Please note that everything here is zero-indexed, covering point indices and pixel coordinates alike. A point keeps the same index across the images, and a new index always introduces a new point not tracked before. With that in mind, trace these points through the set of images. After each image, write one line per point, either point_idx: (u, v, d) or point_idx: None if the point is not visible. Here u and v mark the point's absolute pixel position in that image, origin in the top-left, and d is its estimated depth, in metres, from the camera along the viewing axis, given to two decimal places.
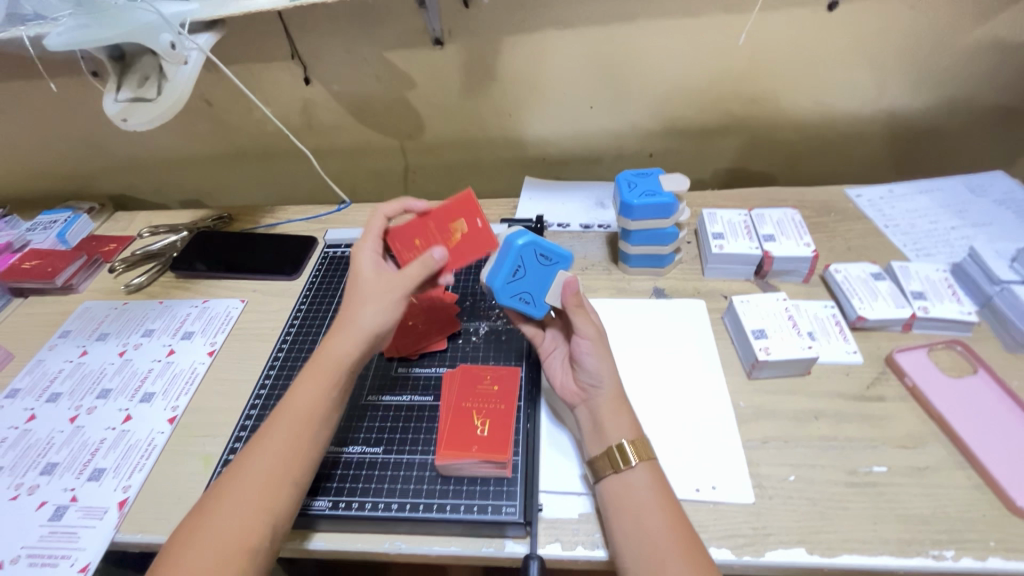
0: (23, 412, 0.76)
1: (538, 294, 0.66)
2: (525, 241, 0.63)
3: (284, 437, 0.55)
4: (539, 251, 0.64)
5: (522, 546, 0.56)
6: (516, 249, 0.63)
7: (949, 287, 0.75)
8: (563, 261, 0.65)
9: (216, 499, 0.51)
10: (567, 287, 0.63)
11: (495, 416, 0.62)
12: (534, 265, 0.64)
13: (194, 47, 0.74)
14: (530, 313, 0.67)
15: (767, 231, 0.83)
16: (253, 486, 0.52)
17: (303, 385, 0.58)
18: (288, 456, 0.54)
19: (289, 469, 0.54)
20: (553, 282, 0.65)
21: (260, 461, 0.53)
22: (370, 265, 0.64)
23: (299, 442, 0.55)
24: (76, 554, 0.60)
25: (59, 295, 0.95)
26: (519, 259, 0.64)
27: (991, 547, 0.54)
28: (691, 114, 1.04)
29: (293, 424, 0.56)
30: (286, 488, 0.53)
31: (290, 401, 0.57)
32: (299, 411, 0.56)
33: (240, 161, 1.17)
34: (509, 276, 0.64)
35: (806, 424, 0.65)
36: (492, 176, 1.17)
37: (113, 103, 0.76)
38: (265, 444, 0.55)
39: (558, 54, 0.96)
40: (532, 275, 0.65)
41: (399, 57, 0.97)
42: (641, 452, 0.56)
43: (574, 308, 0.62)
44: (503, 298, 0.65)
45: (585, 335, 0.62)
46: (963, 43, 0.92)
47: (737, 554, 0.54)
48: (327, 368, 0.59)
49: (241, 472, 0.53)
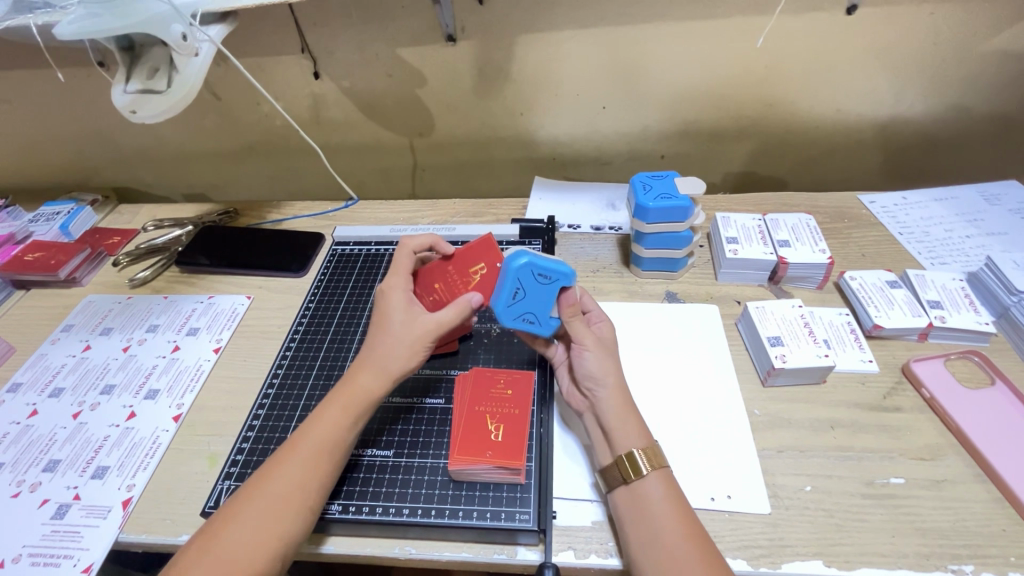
0: (25, 408, 0.74)
1: (543, 314, 0.62)
2: (522, 261, 0.60)
3: (304, 462, 0.54)
4: (536, 270, 0.60)
5: (534, 553, 0.55)
6: (514, 270, 0.60)
7: (966, 297, 0.74)
8: (564, 277, 0.61)
9: (230, 508, 0.51)
10: (565, 300, 0.62)
11: (511, 422, 0.61)
12: (535, 285, 0.61)
13: (206, 39, 0.73)
14: (537, 332, 0.64)
15: (782, 236, 0.82)
16: (267, 506, 0.51)
17: (328, 412, 0.57)
18: (307, 481, 0.53)
19: (306, 495, 0.52)
20: (555, 299, 0.62)
21: (278, 483, 0.52)
22: (402, 302, 0.63)
23: (320, 471, 0.54)
24: (79, 554, 0.59)
25: (62, 288, 0.94)
26: (518, 280, 0.60)
27: (1011, 562, 0.53)
28: (705, 117, 1.03)
29: (315, 449, 0.55)
30: (301, 514, 0.52)
31: (314, 426, 0.56)
32: (320, 439, 0.55)
33: (247, 155, 1.15)
34: (510, 299, 0.61)
35: (822, 434, 0.64)
36: (502, 176, 1.16)
37: (121, 94, 0.74)
38: (284, 466, 0.54)
39: (572, 53, 0.94)
40: (534, 295, 0.61)
41: (411, 53, 0.96)
42: (654, 461, 0.55)
43: (569, 318, 0.63)
44: (506, 322, 0.62)
45: (581, 342, 0.62)
46: (981, 51, 0.92)
47: (753, 565, 0.54)
48: (354, 399, 0.58)
49: (257, 490, 0.52)
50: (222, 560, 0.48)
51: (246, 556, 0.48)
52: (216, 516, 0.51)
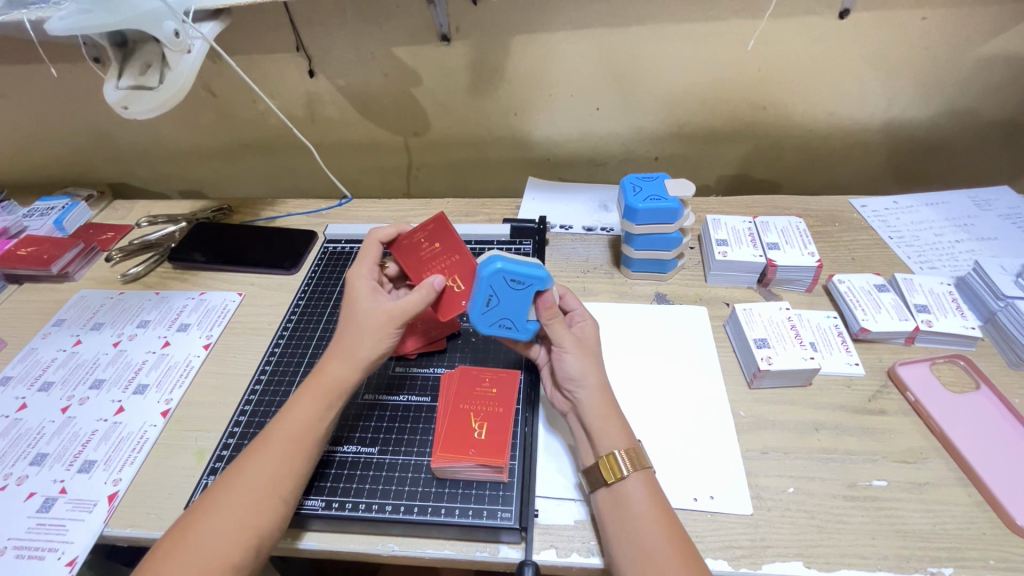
0: (15, 401, 0.75)
1: (519, 318, 0.63)
2: (494, 268, 0.60)
3: (277, 451, 0.54)
4: (509, 276, 0.61)
5: (516, 551, 0.55)
6: (483, 279, 0.61)
7: (953, 302, 0.75)
8: (539, 281, 0.61)
9: (206, 504, 0.51)
10: (543, 310, 0.60)
11: (493, 420, 0.61)
12: (507, 290, 0.61)
13: (199, 36, 0.74)
14: (517, 337, 0.65)
15: (772, 239, 0.83)
16: (245, 497, 0.51)
17: (300, 402, 0.58)
18: (280, 469, 0.53)
19: (280, 484, 0.53)
20: (531, 304, 0.62)
21: (251, 472, 0.53)
22: (367, 290, 0.63)
23: (292, 460, 0.54)
24: (64, 547, 0.59)
25: (55, 283, 0.94)
26: (490, 288, 0.61)
27: (990, 565, 0.53)
28: (698, 119, 1.03)
29: (288, 439, 0.55)
30: (275, 503, 0.52)
31: (286, 416, 0.57)
32: (293, 429, 0.56)
33: (242, 152, 1.16)
34: (484, 306, 0.62)
35: (807, 436, 0.64)
36: (496, 175, 1.16)
37: (113, 90, 0.74)
38: (257, 455, 0.54)
39: (566, 54, 0.95)
40: (509, 300, 0.62)
41: (406, 53, 0.96)
42: (636, 462, 0.55)
43: (548, 319, 0.62)
44: (481, 328, 0.63)
45: (561, 345, 0.62)
46: (973, 56, 0.92)
47: (733, 565, 0.54)
48: (324, 387, 0.58)
49: (233, 482, 0.52)
50: (199, 552, 0.48)
51: (223, 547, 0.48)
52: (194, 509, 0.51)
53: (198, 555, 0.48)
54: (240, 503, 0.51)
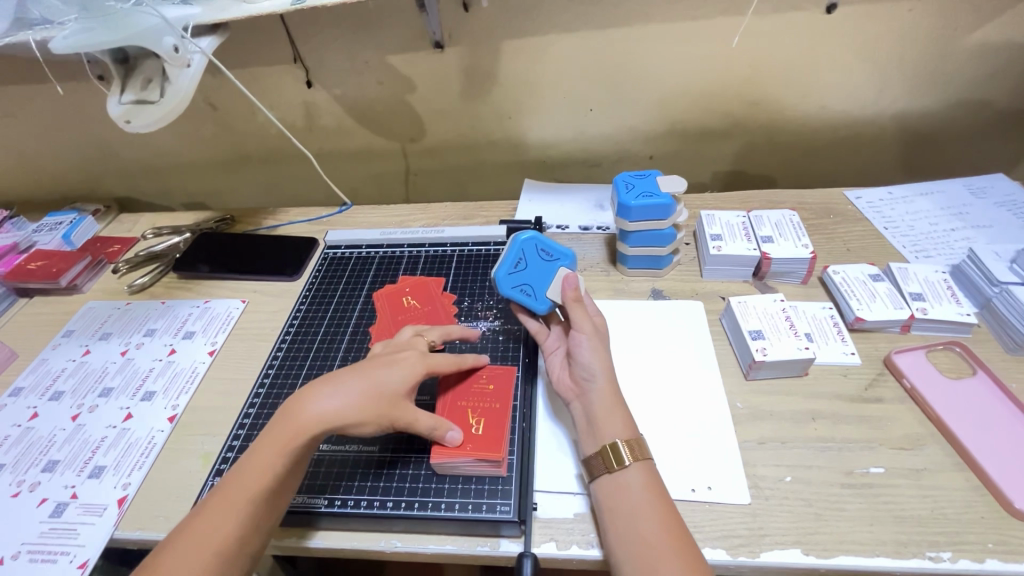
0: (26, 410, 0.77)
1: (540, 288, 0.68)
2: (530, 235, 0.69)
3: (243, 505, 0.52)
4: (542, 246, 0.70)
5: (516, 545, 0.56)
6: (519, 242, 0.69)
7: (948, 288, 0.75)
8: (564, 258, 0.70)
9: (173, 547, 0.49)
10: (567, 282, 0.67)
11: (489, 416, 0.62)
12: (537, 258, 0.69)
13: (198, 50, 0.75)
14: (531, 307, 0.68)
15: (765, 233, 0.83)
16: (207, 549, 0.49)
17: (260, 451, 0.54)
18: (244, 523, 0.51)
19: (245, 540, 0.51)
20: (553, 278, 0.69)
21: (218, 524, 0.50)
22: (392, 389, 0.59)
23: (257, 513, 0.52)
24: (76, 550, 0.60)
25: (64, 295, 0.97)
26: (521, 251, 0.69)
27: (988, 549, 0.53)
28: (691, 117, 1.04)
29: (253, 490, 0.52)
30: (239, 560, 0.50)
31: (248, 465, 0.54)
32: (257, 480, 0.53)
33: (243, 163, 1.18)
34: (512, 267, 0.68)
35: (803, 425, 0.65)
36: (493, 179, 1.17)
37: (116, 105, 0.77)
38: (211, 509, 0.51)
39: (557, 57, 0.96)
40: (534, 267, 0.69)
41: (400, 61, 0.98)
42: (636, 451, 0.56)
43: (572, 302, 0.66)
44: (505, 288, 0.67)
45: (580, 329, 0.63)
46: (962, 46, 0.92)
47: (731, 554, 0.54)
48: (288, 437, 0.55)
49: (197, 530, 0.50)
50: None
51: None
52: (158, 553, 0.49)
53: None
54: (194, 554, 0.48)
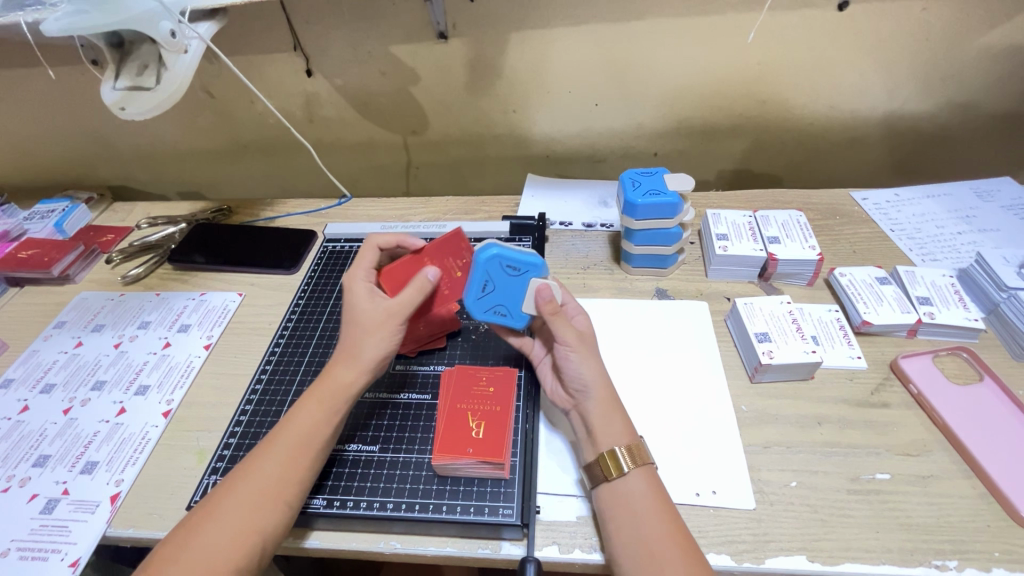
0: (17, 403, 0.75)
1: (514, 306, 0.65)
2: (490, 254, 0.61)
3: (280, 460, 0.54)
4: (505, 262, 0.62)
5: (519, 548, 0.55)
6: (480, 264, 0.62)
7: (955, 293, 0.74)
8: (534, 268, 0.63)
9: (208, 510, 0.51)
10: (539, 295, 0.61)
11: (493, 420, 0.60)
12: (503, 276, 0.63)
13: (195, 35, 0.73)
14: (511, 325, 0.66)
15: (772, 233, 0.82)
16: (246, 503, 0.51)
17: (306, 405, 0.58)
18: (286, 474, 0.53)
19: (283, 490, 0.53)
20: (525, 291, 0.63)
21: (257, 476, 0.53)
22: (364, 291, 0.63)
23: (295, 464, 0.54)
24: (67, 548, 0.59)
25: (56, 285, 0.95)
26: (486, 273, 0.62)
27: (995, 558, 0.53)
28: (698, 113, 1.03)
29: (294, 443, 0.55)
30: (279, 509, 0.52)
31: (291, 420, 0.57)
32: (299, 434, 0.56)
33: (240, 152, 1.16)
34: (480, 291, 0.63)
35: (809, 430, 0.64)
36: (496, 173, 1.16)
37: (110, 91, 0.74)
38: (264, 457, 0.54)
39: (563, 50, 0.94)
40: (503, 287, 0.63)
41: (403, 50, 0.96)
42: (637, 458, 0.55)
43: (550, 316, 0.61)
44: (477, 314, 0.65)
45: (565, 342, 0.60)
46: (974, 47, 0.91)
47: (736, 560, 0.54)
48: (330, 391, 0.58)
49: (235, 486, 0.52)
50: (200, 556, 0.48)
51: (226, 550, 0.48)
52: (202, 506, 0.52)
53: (200, 558, 0.48)
54: (239, 504, 0.51)
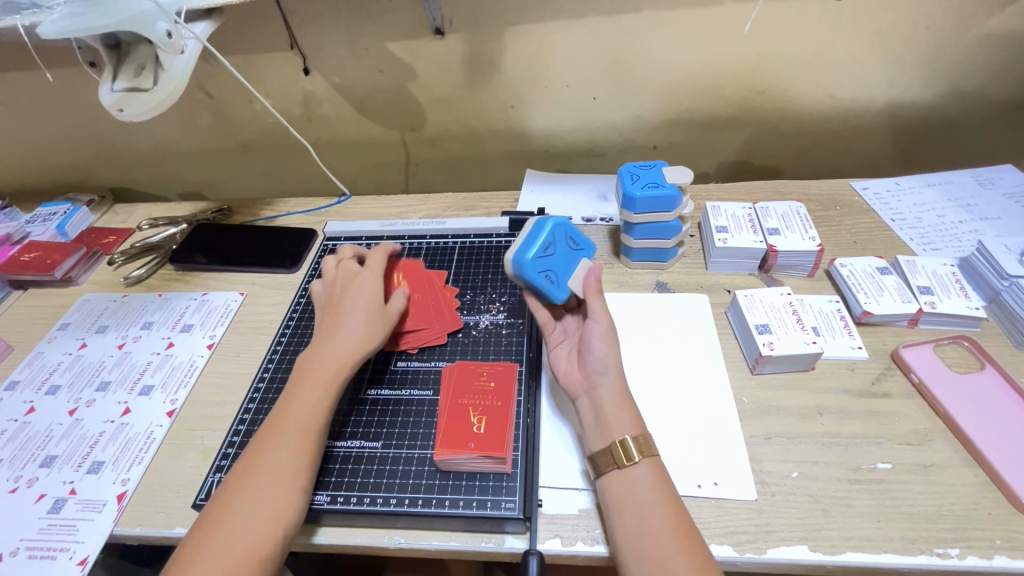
0: (23, 404, 0.75)
1: (562, 275, 0.65)
2: (563, 221, 0.67)
3: (290, 447, 0.55)
4: (569, 234, 0.67)
5: (522, 541, 0.55)
6: (551, 225, 0.65)
7: (957, 282, 0.74)
8: (587, 249, 0.69)
9: (225, 503, 0.52)
10: (591, 273, 0.66)
11: (489, 412, 0.61)
12: (566, 245, 0.67)
13: (191, 36, 0.74)
14: (551, 296, 0.64)
15: (772, 225, 0.82)
16: (263, 489, 0.52)
17: (302, 391, 0.59)
18: (296, 457, 0.55)
19: (296, 475, 0.54)
20: (577, 266, 0.67)
21: (269, 463, 0.54)
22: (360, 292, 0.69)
23: (304, 449, 0.56)
24: (76, 547, 0.60)
25: (59, 287, 0.95)
26: (553, 236, 0.65)
27: (997, 546, 0.53)
28: (697, 105, 1.02)
29: (299, 428, 0.57)
30: (296, 493, 0.53)
31: (292, 407, 0.58)
32: (302, 420, 0.57)
33: (239, 152, 1.16)
34: (539, 251, 0.63)
35: (810, 420, 0.64)
36: (495, 169, 1.16)
37: (108, 93, 0.75)
38: (273, 446, 0.55)
39: (561, 45, 0.94)
40: (562, 254, 0.66)
41: (400, 47, 0.96)
42: (644, 448, 0.55)
43: (592, 293, 0.64)
44: (530, 270, 0.62)
45: (597, 320, 0.62)
46: (974, 34, 0.91)
47: (738, 551, 0.54)
48: (325, 375, 0.61)
49: (249, 476, 0.53)
50: (224, 546, 0.48)
51: (249, 539, 0.49)
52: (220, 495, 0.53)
53: (223, 548, 0.48)
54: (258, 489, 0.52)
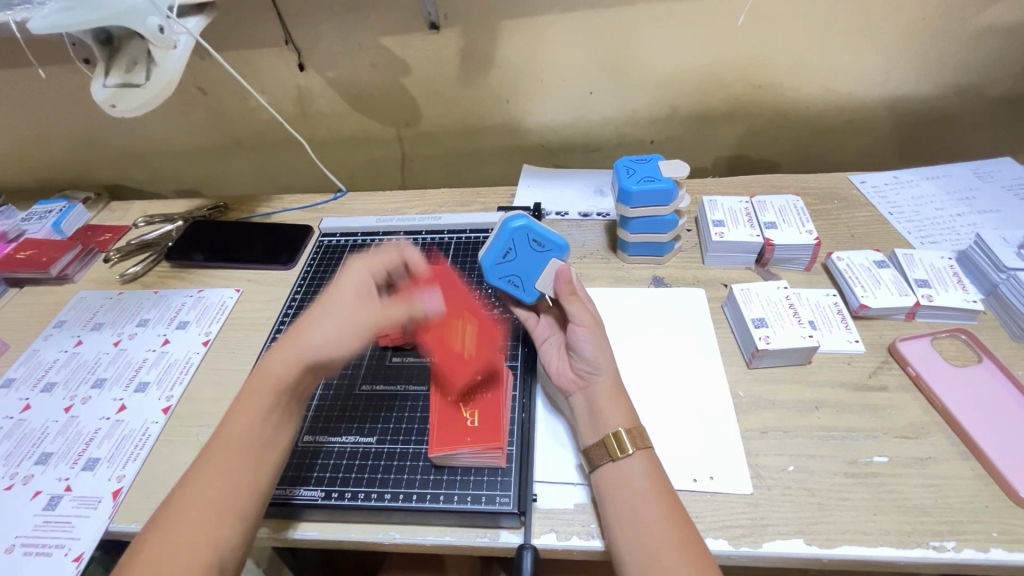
0: (18, 402, 0.75)
1: (528, 279, 0.65)
2: (520, 224, 0.63)
3: (224, 468, 0.50)
4: (532, 235, 0.64)
5: (516, 536, 0.55)
6: (509, 230, 0.63)
7: (954, 275, 0.74)
8: (558, 249, 0.64)
9: (149, 539, 0.46)
10: (560, 276, 0.63)
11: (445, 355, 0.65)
12: (529, 249, 0.64)
13: (183, 31, 0.74)
14: (518, 297, 0.67)
15: (769, 218, 0.82)
16: (192, 523, 0.46)
17: (241, 407, 0.53)
18: (233, 482, 0.49)
19: (232, 503, 0.48)
20: (543, 270, 0.65)
21: (201, 491, 0.48)
22: (357, 281, 0.60)
23: (242, 471, 0.50)
24: (71, 543, 0.60)
25: (54, 285, 0.95)
26: (511, 241, 0.64)
27: (993, 538, 0.53)
28: (693, 99, 1.02)
29: (234, 447, 0.51)
30: (230, 521, 0.48)
31: (226, 427, 0.52)
32: (239, 440, 0.51)
33: (235, 149, 1.16)
34: (501, 257, 0.64)
35: (806, 414, 0.64)
36: (492, 165, 1.15)
37: (100, 89, 0.74)
38: (201, 472, 0.49)
39: (556, 39, 0.94)
40: (526, 258, 0.65)
41: (395, 42, 0.95)
42: (638, 441, 0.55)
43: (568, 297, 0.62)
44: (492, 278, 0.65)
45: (579, 321, 0.61)
46: (972, 26, 0.90)
47: (733, 544, 0.54)
48: (269, 386, 0.54)
49: (177, 507, 0.47)
50: None
51: None
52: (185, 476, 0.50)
53: None
54: (214, 473, 0.49)
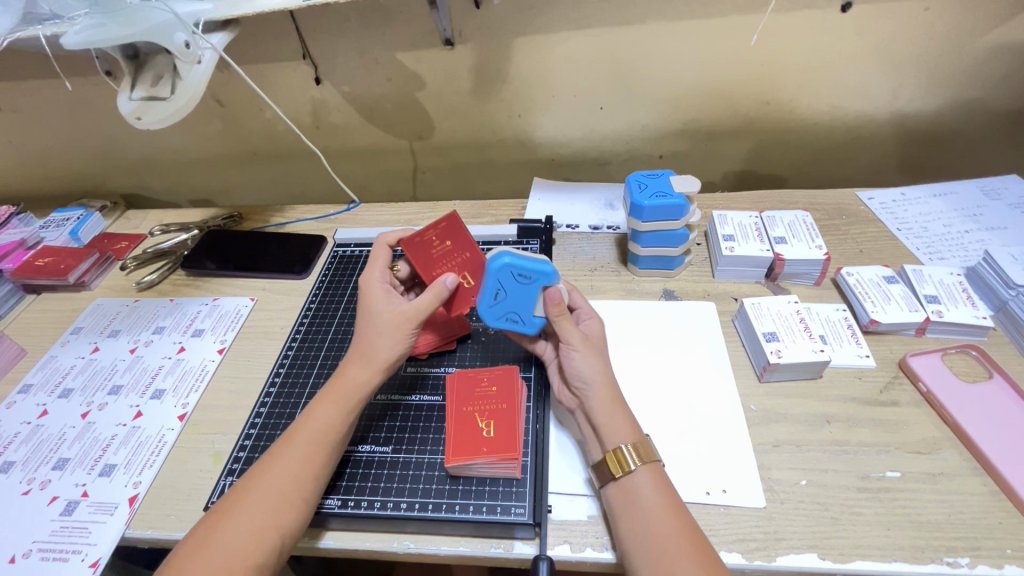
0: (36, 408, 0.76)
1: (525, 311, 0.65)
2: (501, 262, 0.62)
3: (300, 455, 0.55)
4: (516, 270, 0.63)
5: (530, 547, 0.56)
6: (492, 272, 0.63)
7: (963, 291, 0.74)
8: (545, 276, 0.63)
9: (223, 513, 0.51)
10: (549, 298, 0.62)
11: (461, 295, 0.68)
12: (514, 284, 0.63)
13: (208, 47, 0.75)
14: (523, 330, 0.67)
15: (779, 233, 0.83)
16: (265, 499, 0.52)
17: (320, 405, 0.59)
18: (302, 471, 0.54)
19: (301, 487, 0.54)
20: (536, 299, 0.64)
21: (274, 474, 0.54)
22: (381, 293, 0.65)
23: (314, 462, 0.55)
24: (87, 549, 0.60)
25: (71, 291, 0.96)
26: (497, 281, 0.63)
27: (1007, 555, 0.53)
28: (702, 115, 1.03)
29: (311, 440, 0.56)
30: (298, 506, 0.53)
31: (308, 419, 0.58)
32: (314, 432, 0.57)
33: (250, 160, 1.17)
34: (492, 299, 0.65)
35: (818, 428, 0.64)
36: (502, 177, 1.17)
37: (126, 101, 0.76)
38: (281, 456, 0.55)
39: (568, 55, 0.96)
40: (514, 293, 0.64)
41: (410, 58, 0.98)
42: (644, 454, 0.55)
43: (557, 317, 0.62)
44: (490, 321, 0.66)
45: (569, 343, 0.62)
46: (978, 46, 0.91)
47: (748, 558, 0.54)
48: (345, 391, 0.60)
49: (253, 484, 0.53)
50: (218, 553, 0.49)
51: (240, 552, 0.49)
52: (224, 499, 0.53)
53: (219, 556, 0.48)
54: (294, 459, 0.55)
